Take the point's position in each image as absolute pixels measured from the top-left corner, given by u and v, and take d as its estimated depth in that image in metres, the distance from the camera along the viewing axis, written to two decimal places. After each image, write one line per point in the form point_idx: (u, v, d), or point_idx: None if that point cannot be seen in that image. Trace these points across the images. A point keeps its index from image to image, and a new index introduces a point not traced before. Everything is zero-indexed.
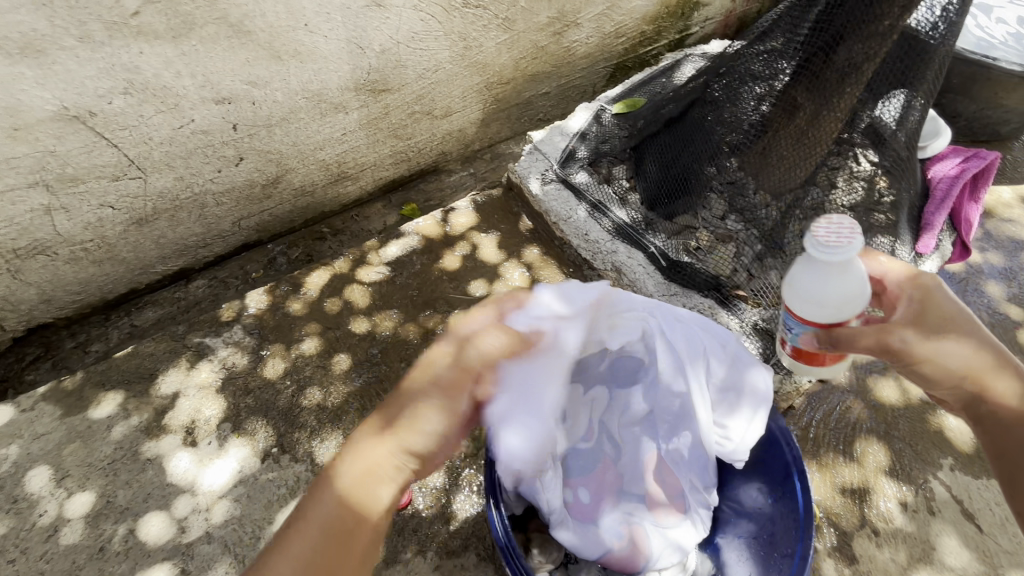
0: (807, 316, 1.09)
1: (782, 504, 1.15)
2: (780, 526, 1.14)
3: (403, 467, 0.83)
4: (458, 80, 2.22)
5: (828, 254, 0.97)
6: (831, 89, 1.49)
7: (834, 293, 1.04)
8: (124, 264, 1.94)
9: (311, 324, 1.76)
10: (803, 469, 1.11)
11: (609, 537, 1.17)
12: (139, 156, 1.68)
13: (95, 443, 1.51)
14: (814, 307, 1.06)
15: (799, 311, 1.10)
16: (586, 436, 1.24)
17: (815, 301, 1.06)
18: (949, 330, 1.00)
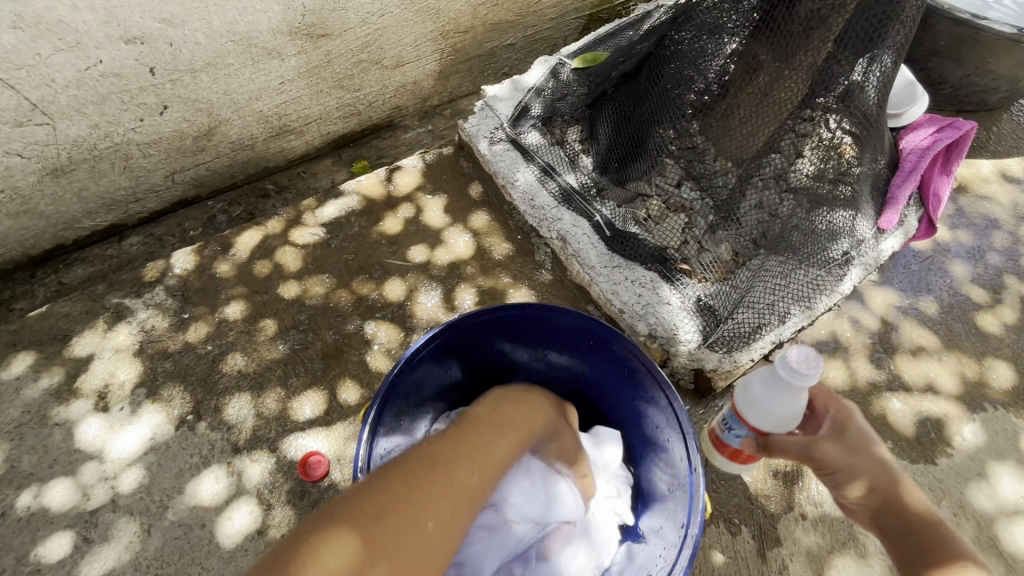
0: (757, 424, 1.05)
1: (680, 497, 1.10)
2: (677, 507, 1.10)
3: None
4: (409, 27, 2.05)
5: (798, 376, 0.93)
6: (796, 43, 1.34)
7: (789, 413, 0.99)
8: (44, 218, 1.83)
9: (237, 287, 1.67)
10: (697, 463, 1.05)
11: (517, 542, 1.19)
12: (43, 100, 1.54)
13: (2, 406, 1.45)
14: (762, 419, 1.02)
15: (751, 421, 1.05)
16: None
17: (768, 417, 1.01)
18: (863, 449, 0.98)
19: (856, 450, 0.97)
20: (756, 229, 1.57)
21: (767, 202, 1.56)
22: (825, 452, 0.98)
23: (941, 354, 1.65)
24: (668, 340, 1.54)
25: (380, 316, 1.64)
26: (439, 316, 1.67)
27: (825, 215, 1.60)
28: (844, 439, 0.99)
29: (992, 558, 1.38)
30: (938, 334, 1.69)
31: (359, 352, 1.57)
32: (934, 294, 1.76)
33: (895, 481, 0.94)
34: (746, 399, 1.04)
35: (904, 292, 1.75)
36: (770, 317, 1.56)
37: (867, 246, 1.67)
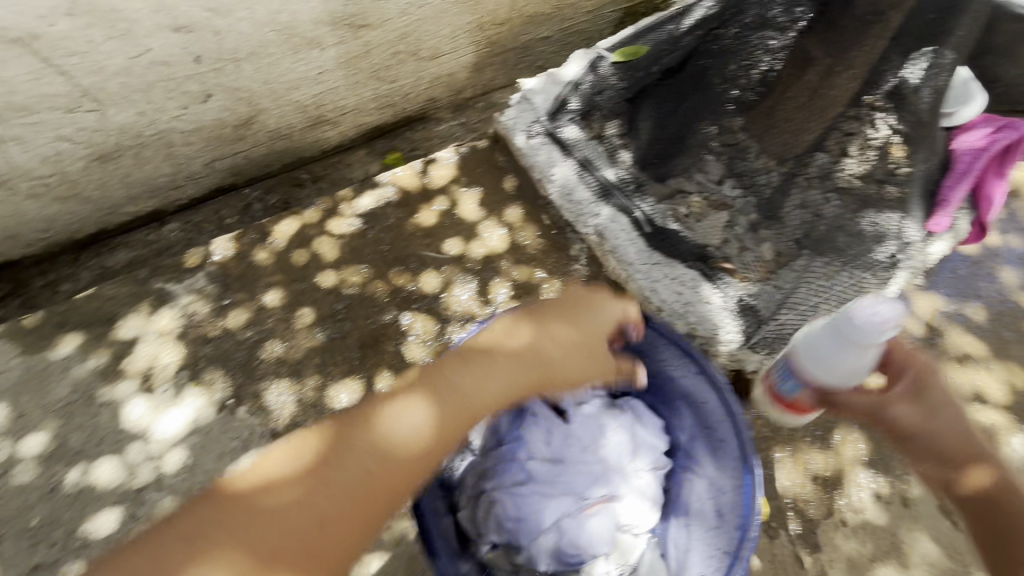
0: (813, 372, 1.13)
1: (732, 497, 1.03)
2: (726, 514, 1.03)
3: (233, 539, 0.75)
4: (447, 19, 2.04)
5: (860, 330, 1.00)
6: (849, 40, 1.31)
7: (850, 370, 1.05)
8: (90, 203, 1.87)
9: (276, 275, 1.69)
10: (755, 465, 0.98)
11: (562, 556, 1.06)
12: (93, 86, 1.57)
13: (52, 385, 1.50)
14: (818, 364, 1.10)
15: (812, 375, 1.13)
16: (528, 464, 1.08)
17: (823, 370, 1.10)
18: (945, 410, 0.94)
19: (938, 413, 0.94)
20: (800, 229, 1.54)
21: (811, 201, 1.54)
22: (898, 413, 0.96)
23: (989, 363, 1.61)
24: (708, 339, 1.55)
25: (416, 308, 1.65)
26: (474, 310, 1.67)
27: (871, 218, 1.54)
28: (923, 400, 0.96)
29: None
30: (985, 341, 1.64)
31: (394, 343, 1.58)
32: (982, 300, 1.71)
33: (978, 452, 0.91)
34: (807, 351, 1.13)
35: (951, 297, 1.70)
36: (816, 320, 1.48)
37: (916, 249, 1.62)
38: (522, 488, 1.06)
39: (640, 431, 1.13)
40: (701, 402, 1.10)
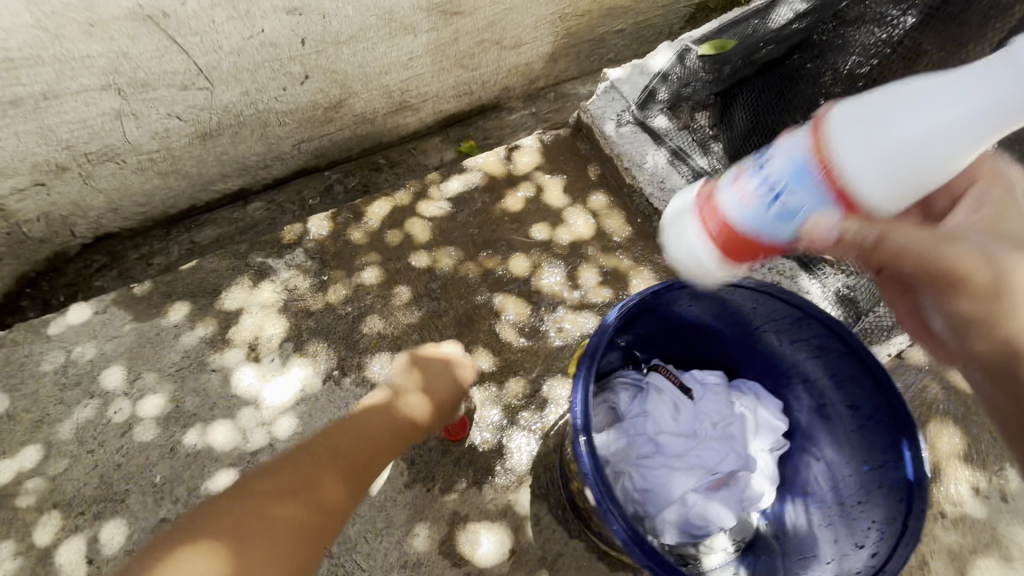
0: (854, 163, 0.77)
1: (884, 471, 1.00)
2: (875, 495, 1.01)
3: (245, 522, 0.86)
4: (532, 8, 2.07)
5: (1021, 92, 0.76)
6: (967, 32, 1.29)
7: (967, 145, 0.79)
8: (187, 179, 1.93)
9: (371, 253, 1.74)
10: (918, 441, 0.95)
11: (692, 528, 1.09)
12: (208, 65, 1.63)
13: (164, 351, 1.56)
14: (915, 163, 0.79)
15: (844, 151, 0.77)
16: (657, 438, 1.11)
17: (889, 138, 0.77)
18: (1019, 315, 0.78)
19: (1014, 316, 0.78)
20: None
21: None
22: (906, 243, 0.82)
23: None
24: None
25: (508, 289, 1.69)
26: (563, 293, 1.69)
27: None
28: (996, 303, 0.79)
29: None
30: None
31: (489, 323, 1.62)
32: None
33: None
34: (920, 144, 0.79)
35: None
36: None
37: None
38: (649, 459, 1.09)
39: (761, 411, 1.16)
40: (825, 381, 1.11)
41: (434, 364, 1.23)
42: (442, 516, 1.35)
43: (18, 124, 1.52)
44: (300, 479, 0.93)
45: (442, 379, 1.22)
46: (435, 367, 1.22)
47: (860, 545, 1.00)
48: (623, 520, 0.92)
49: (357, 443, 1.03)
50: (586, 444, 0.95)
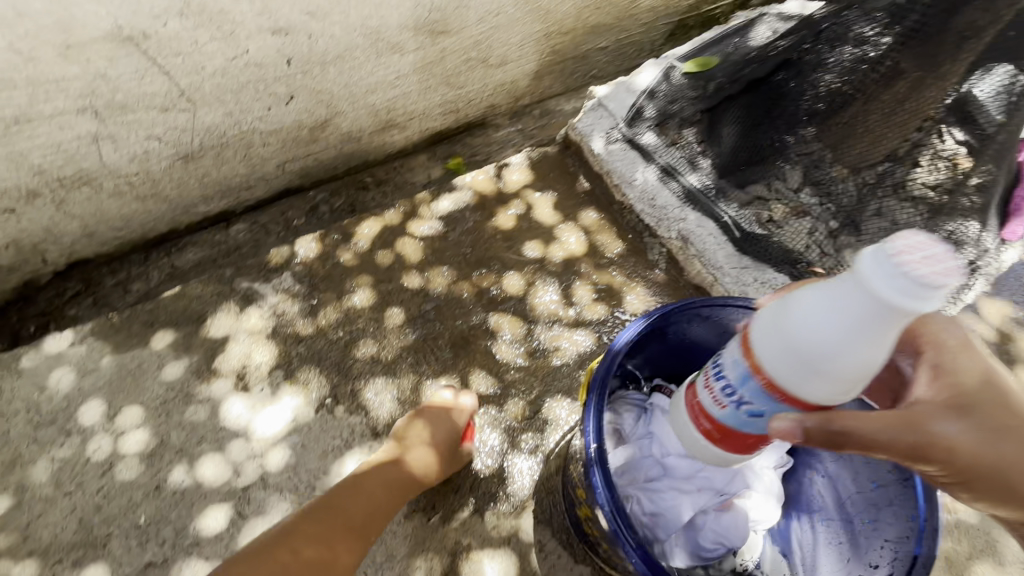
0: (804, 393, 0.73)
1: (895, 489, 0.99)
2: (886, 513, 1.01)
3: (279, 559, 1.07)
4: (518, 27, 2.08)
5: (916, 288, 0.59)
6: (944, 53, 1.38)
7: (862, 348, 0.66)
8: (167, 202, 1.87)
9: (361, 275, 1.70)
10: None
11: (703, 552, 1.08)
12: (190, 86, 1.59)
13: (145, 383, 1.49)
14: (843, 389, 0.71)
15: (790, 384, 0.73)
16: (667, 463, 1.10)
17: (805, 360, 0.70)
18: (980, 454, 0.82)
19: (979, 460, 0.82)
20: (879, 237, 1.59)
21: (887, 209, 1.59)
22: (871, 432, 0.79)
23: None
24: None
25: (503, 309, 1.67)
26: (558, 311, 1.68)
27: (947, 225, 1.59)
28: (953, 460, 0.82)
29: None
30: None
31: (485, 342, 1.60)
32: None
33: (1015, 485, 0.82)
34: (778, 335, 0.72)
35: (1020, 304, 1.76)
36: None
37: (991, 256, 1.67)
38: (657, 483, 1.08)
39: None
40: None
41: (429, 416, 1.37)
42: (445, 547, 1.31)
43: None
44: (310, 532, 1.12)
45: (435, 429, 1.34)
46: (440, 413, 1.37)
47: (873, 565, 1.00)
48: (639, 548, 0.93)
49: (365, 497, 1.22)
50: (600, 473, 0.96)
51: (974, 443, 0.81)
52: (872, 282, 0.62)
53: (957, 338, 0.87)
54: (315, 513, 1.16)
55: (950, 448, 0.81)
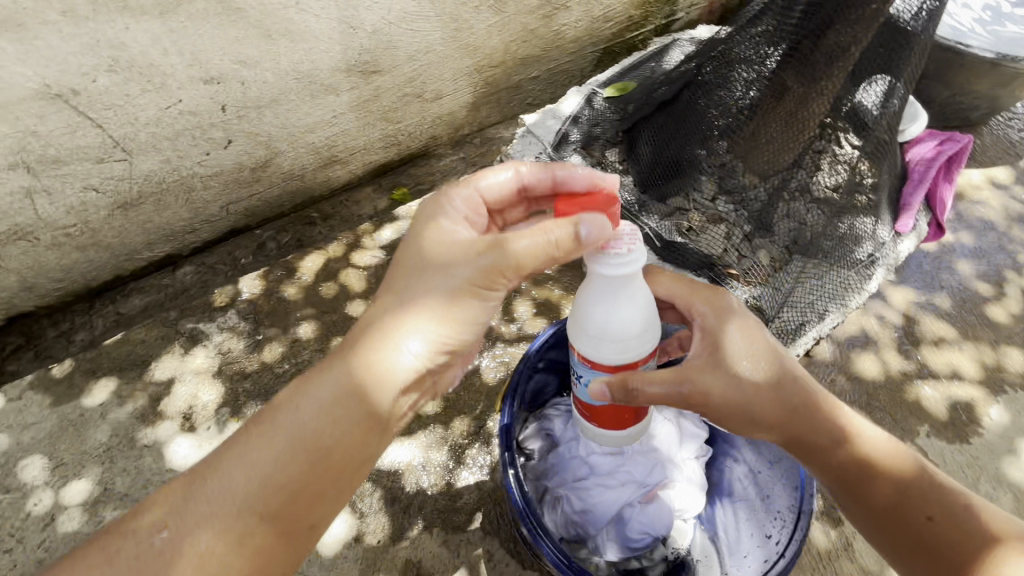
0: (596, 355, 0.98)
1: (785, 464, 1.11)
2: (779, 487, 1.13)
3: (265, 472, 0.85)
4: (449, 63, 2.19)
5: (612, 258, 0.92)
6: (819, 70, 1.54)
7: (611, 310, 0.95)
8: (109, 251, 1.89)
9: (307, 308, 1.75)
10: None
11: (633, 544, 1.15)
12: (125, 137, 1.64)
13: (88, 432, 1.49)
14: (619, 348, 0.97)
15: (586, 350, 0.99)
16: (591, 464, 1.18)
17: (585, 327, 0.97)
18: (745, 397, 0.99)
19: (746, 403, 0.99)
20: (789, 237, 1.76)
21: (795, 211, 1.76)
22: (656, 391, 0.98)
23: (961, 344, 1.82)
24: None
25: None
26: (500, 328, 1.76)
27: (848, 221, 1.78)
28: (711, 403, 1.00)
29: None
30: (955, 326, 1.86)
31: None
32: (947, 290, 1.93)
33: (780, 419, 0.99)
34: (578, 327, 0.99)
35: (920, 289, 1.93)
36: (810, 314, 1.75)
37: (888, 247, 1.86)
38: (585, 481, 1.16)
39: (683, 423, 1.26)
40: None
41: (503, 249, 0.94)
42: (395, 566, 1.34)
43: None
44: (285, 457, 0.85)
45: (529, 255, 0.93)
46: (431, 212, 1.05)
47: (770, 535, 1.10)
48: (553, 544, 1.01)
49: (307, 438, 0.86)
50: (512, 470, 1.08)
51: (727, 388, 1.00)
52: (592, 257, 0.92)
53: (722, 305, 1.07)
54: (263, 428, 0.87)
55: (708, 393, 1.00)
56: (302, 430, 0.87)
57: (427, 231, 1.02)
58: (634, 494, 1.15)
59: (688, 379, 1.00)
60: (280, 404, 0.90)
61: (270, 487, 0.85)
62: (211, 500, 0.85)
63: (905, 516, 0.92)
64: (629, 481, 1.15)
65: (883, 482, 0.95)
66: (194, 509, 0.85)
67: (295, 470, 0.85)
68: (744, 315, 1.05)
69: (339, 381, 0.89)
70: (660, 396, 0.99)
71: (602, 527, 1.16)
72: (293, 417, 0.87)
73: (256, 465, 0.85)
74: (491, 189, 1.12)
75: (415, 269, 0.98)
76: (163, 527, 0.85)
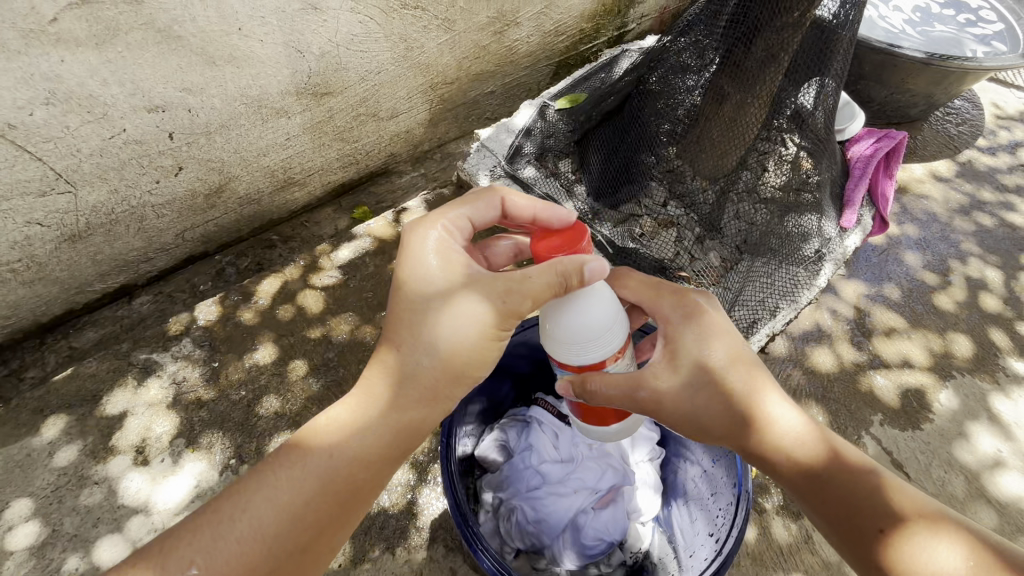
0: (561, 357, 0.99)
1: (724, 462, 1.12)
2: (721, 484, 1.13)
3: (295, 504, 0.85)
4: (402, 81, 2.21)
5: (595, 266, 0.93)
6: (754, 76, 1.58)
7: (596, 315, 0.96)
8: (58, 284, 1.85)
9: (264, 332, 1.73)
10: None
11: (588, 551, 1.15)
12: (67, 169, 1.61)
13: (36, 473, 1.45)
14: (585, 349, 0.96)
15: (553, 352, 1.00)
16: (543, 473, 1.19)
17: (552, 331, 0.98)
18: (702, 398, 0.99)
19: (702, 407, 0.99)
20: (738, 237, 1.81)
21: (743, 212, 1.80)
22: (615, 391, 0.98)
23: (910, 333, 1.88)
24: None
25: None
26: None
27: (795, 220, 1.84)
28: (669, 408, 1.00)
29: (984, 505, 1.56)
30: (904, 315, 1.91)
31: None
32: (895, 281, 2.00)
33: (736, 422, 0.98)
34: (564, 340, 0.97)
35: (870, 281, 1.98)
36: (762, 312, 1.80)
37: (834, 243, 1.94)
38: (537, 491, 1.18)
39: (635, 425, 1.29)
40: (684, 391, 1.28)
41: (518, 290, 0.91)
42: None
43: None
44: (318, 489, 0.86)
45: (545, 291, 0.91)
46: (421, 239, 1.00)
47: (711, 533, 1.10)
48: (493, 556, 0.99)
49: (340, 475, 0.88)
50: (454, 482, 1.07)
51: (680, 394, 1.00)
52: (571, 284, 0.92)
53: (678, 308, 1.07)
54: (294, 460, 0.88)
55: (662, 400, 1.01)
56: (334, 460, 0.88)
57: (415, 266, 0.97)
58: (586, 500, 1.16)
59: (646, 382, 1.00)
60: (307, 440, 0.90)
61: (303, 526, 0.84)
62: (242, 539, 0.82)
63: (856, 524, 0.87)
64: (581, 488, 1.17)
65: (834, 486, 0.91)
66: (223, 550, 0.81)
67: (325, 507, 0.87)
68: (699, 317, 1.05)
69: (365, 412, 0.92)
70: (619, 400, 0.98)
71: (557, 537, 1.15)
72: (323, 451, 0.88)
73: (290, 494, 0.85)
74: (478, 211, 1.04)
75: (416, 312, 0.93)
76: (191, 565, 0.80)
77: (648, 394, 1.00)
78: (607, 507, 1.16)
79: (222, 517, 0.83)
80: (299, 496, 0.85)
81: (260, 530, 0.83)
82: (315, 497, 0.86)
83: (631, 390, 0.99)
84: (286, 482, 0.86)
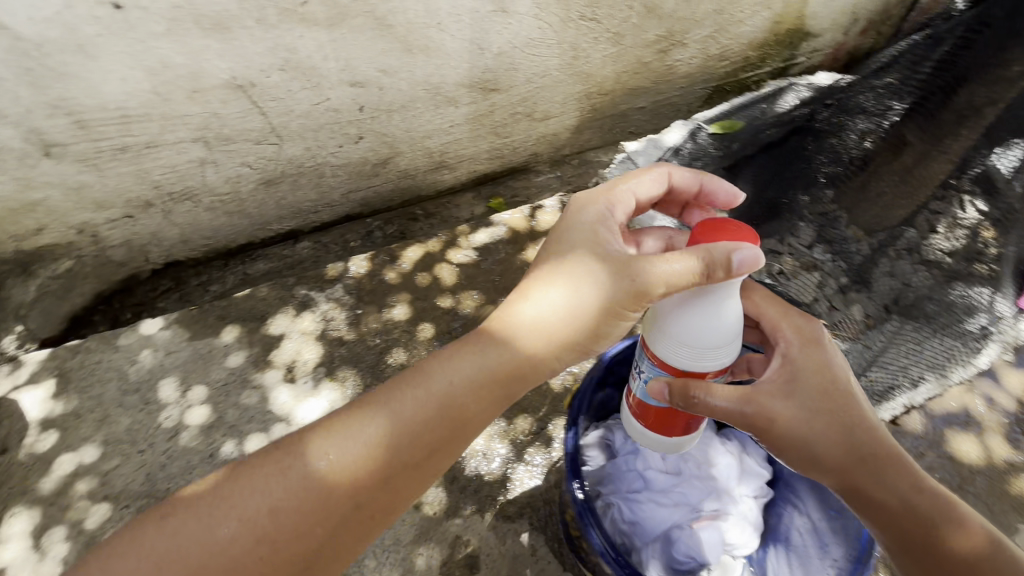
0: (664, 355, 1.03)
1: (849, 520, 1.11)
2: (837, 537, 1.12)
3: (410, 424, 0.96)
4: (562, 87, 2.32)
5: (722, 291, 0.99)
6: (947, 130, 1.51)
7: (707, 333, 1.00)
8: (248, 218, 2.19)
9: (402, 292, 1.94)
10: None
11: (677, 564, 1.17)
12: (280, 124, 1.92)
13: (213, 367, 1.75)
14: (694, 356, 1.01)
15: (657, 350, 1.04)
16: (647, 480, 1.22)
17: (664, 331, 1.02)
18: (807, 431, 0.99)
19: (806, 439, 0.99)
20: (888, 295, 1.68)
21: (899, 270, 1.69)
22: (720, 403, 1.00)
23: None
24: None
25: None
26: None
27: (960, 289, 1.67)
28: (773, 431, 1.01)
29: None
30: None
31: None
32: None
33: (840, 464, 0.98)
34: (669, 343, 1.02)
35: None
36: (902, 379, 1.64)
37: (1007, 324, 1.72)
38: (637, 494, 1.22)
39: (746, 458, 1.27)
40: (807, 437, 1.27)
41: (658, 269, 0.99)
42: (446, 538, 1.44)
43: (121, 167, 1.81)
44: (430, 417, 0.97)
45: (683, 277, 0.97)
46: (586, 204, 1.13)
47: None
48: (603, 537, 1.09)
49: (454, 408, 0.98)
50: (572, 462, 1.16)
51: (795, 419, 1.00)
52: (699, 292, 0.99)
53: (813, 338, 1.07)
54: (413, 388, 0.98)
55: (774, 419, 1.01)
56: (447, 394, 0.98)
57: (570, 224, 1.10)
58: (686, 516, 1.19)
59: (754, 400, 1.02)
60: (422, 371, 1.00)
61: (416, 442, 0.95)
62: (366, 444, 0.94)
63: None
64: (682, 502, 1.20)
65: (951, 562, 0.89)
66: (349, 450, 0.94)
67: (436, 431, 0.97)
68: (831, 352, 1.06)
69: (486, 354, 1.01)
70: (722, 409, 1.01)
71: (649, 543, 1.18)
72: (441, 384, 0.98)
73: (407, 417, 0.96)
74: (642, 189, 1.17)
75: (558, 267, 1.05)
76: (321, 459, 0.93)
77: (756, 412, 1.02)
78: (706, 529, 1.17)
79: (349, 424, 0.96)
80: (415, 420, 0.96)
81: (376, 441, 0.95)
82: (429, 420, 0.97)
83: (737, 403, 1.01)
84: (406, 406, 0.97)
